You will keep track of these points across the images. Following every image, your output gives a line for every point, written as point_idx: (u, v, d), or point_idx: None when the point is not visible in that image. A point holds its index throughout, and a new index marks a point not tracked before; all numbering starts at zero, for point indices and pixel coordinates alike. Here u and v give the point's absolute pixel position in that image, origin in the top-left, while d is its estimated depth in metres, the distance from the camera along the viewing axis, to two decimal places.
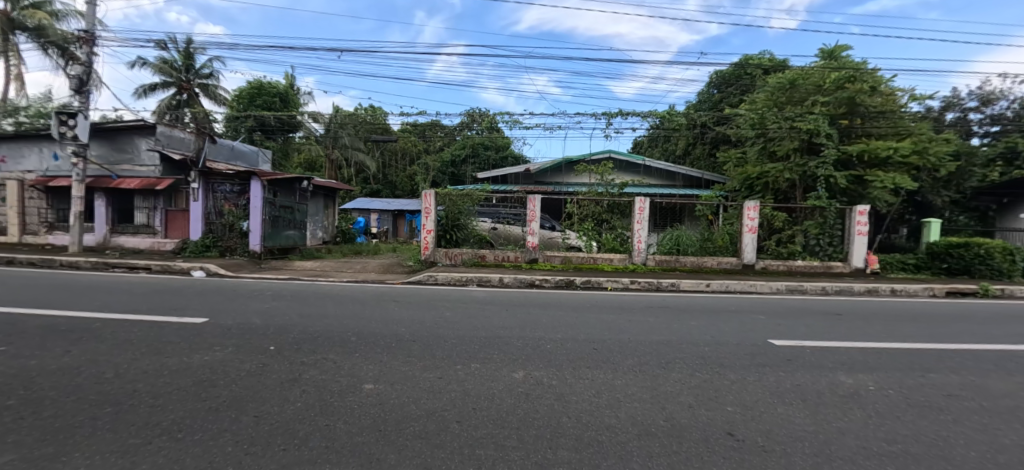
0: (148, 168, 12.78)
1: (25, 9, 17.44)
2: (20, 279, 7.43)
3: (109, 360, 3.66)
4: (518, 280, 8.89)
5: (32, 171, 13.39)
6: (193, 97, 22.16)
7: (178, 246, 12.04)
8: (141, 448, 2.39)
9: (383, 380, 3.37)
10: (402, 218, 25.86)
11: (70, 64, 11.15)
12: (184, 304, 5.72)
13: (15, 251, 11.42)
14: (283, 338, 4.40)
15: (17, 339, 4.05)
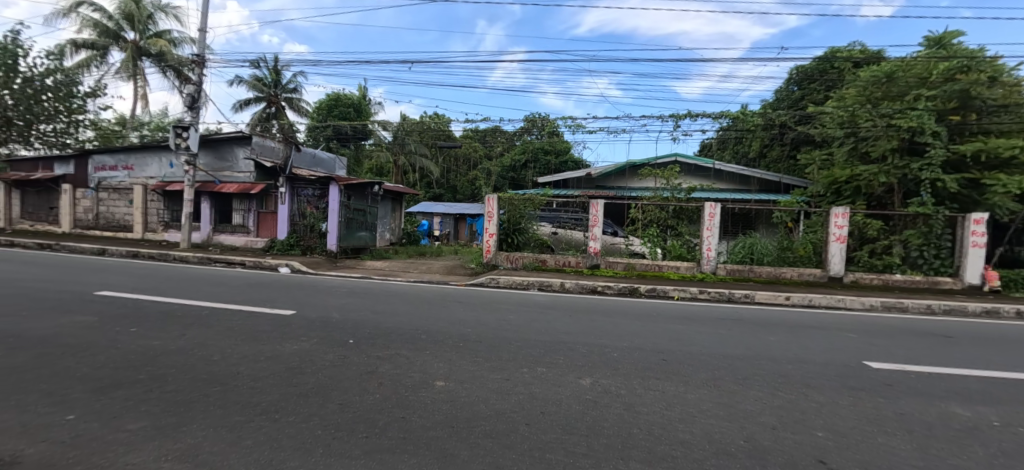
0: (245, 174, 14.31)
1: (151, 38, 20.33)
2: (145, 270, 8.66)
3: (216, 344, 4.14)
4: (579, 286, 8.79)
5: (153, 177, 15.54)
6: (280, 110, 24.50)
7: (267, 244, 13.33)
8: (246, 425, 2.68)
9: (453, 378, 3.49)
10: (463, 222, 26.62)
11: (184, 84, 12.80)
12: (274, 297, 6.31)
13: (140, 246, 13.31)
14: (359, 332, 4.71)
15: (145, 322, 4.72)
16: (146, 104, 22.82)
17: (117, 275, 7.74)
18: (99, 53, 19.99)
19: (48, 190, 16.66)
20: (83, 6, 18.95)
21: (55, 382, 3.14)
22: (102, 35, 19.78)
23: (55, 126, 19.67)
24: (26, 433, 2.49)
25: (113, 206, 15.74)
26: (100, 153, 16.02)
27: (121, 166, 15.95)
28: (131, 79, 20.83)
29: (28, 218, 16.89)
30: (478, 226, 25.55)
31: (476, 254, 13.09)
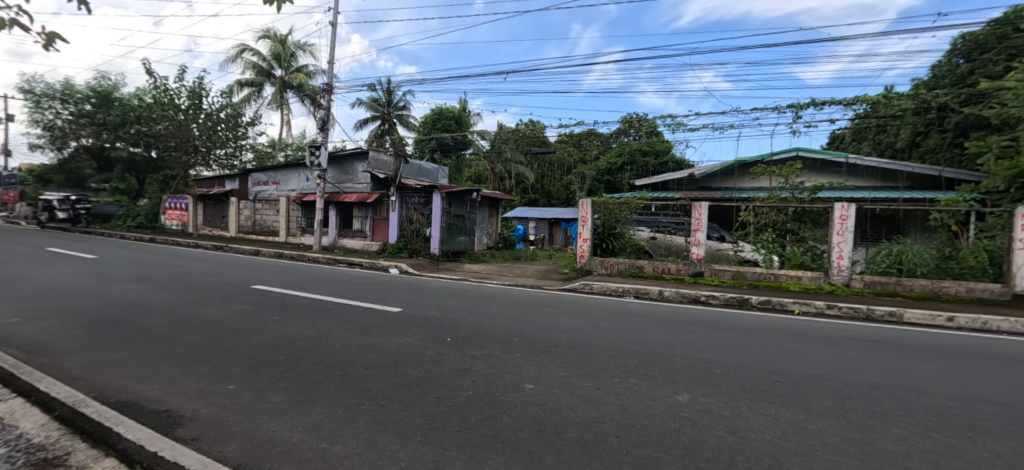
0: (363, 185, 16.22)
1: (294, 73, 24.20)
2: (287, 268, 10.31)
3: (338, 334, 4.75)
4: (680, 294, 8.18)
5: (294, 190, 18.53)
6: (393, 126, 27.31)
7: (380, 247, 14.91)
8: (358, 407, 3.02)
9: (542, 382, 3.51)
10: (558, 226, 26.75)
11: (317, 110, 15.01)
12: (384, 295, 7.04)
13: (284, 248, 15.87)
14: (456, 331, 4.99)
15: (286, 312, 5.61)
16: (289, 129, 27.21)
17: (268, 272, 9.35)
18: (257, 89, 24.38)
19: (222, 202, 20.79)
20: (247, 52, 23.33)
21: (223, 357, 3.92)
22: (259, 74, 24.11)
23: (228, 151, 24.47)
24: (203, 397, 3.14)
25: (265, 214, 19.02)
26: (257, 171, 19.58)
27: (271, 181, 19.22)
28: (279, 108, 25.03)
29: (209, 225, 21.22)
30: (572, 230, 25.37)
31: (569, 259, 13.03)
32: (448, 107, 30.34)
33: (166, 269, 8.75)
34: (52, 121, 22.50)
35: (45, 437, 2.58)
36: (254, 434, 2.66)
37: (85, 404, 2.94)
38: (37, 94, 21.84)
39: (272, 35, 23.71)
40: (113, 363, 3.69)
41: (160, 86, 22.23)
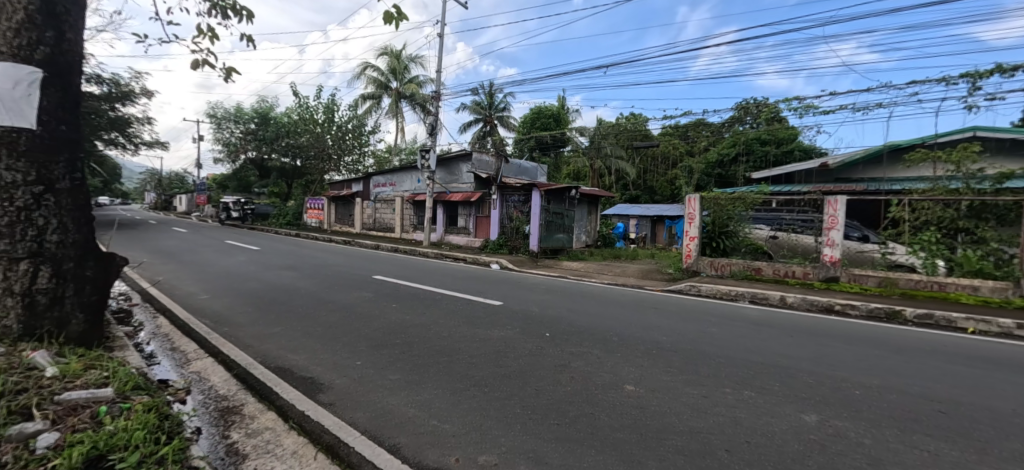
0: (467, 185, 17.26)
1: (406, 84, 26.60)
2: (401, 261, 11.42)
3: (446, 323, 5.15)
4: (808, 302, 7.16)
5: (408, 191, 20.57)
6: (494, 128, 28.46)
7: (482, 243, 15.68)
8: (464, 391, 3.25)
9: (644, 385, 3.38)
10: (661, 224, 25.40)
11: (426, 117, 16.33)
12: (486, 289, 7.40)
13: (398, 243, 17.62)
14: (554, 328, 5.06)
15: (402, 301, 6.25)
16: (403, 135, 30.02)
17: (387, 264, 10.50)
18: (376, 100, 27.37)
19: (350, 203, 23.85)
20: (369, 69, 26.30)
21: (352, 337, 4.52)
22: (379, 87, 27.03)
23: (354, 157, 27.91)
24: (336, 369, 3.67)
25: (383, 213, 21.29)
26: (377, 175, 22.00)
27: (389, 183, 21.51)
28: (395, 117, 27.79)
29: (339, 222, 24.48)
30: (677, 228, 23.74)
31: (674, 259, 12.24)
32: (547, 105, 30.58)
33: (309, 259, 10.36)
34: (230, 139, 28.05)
35: (228, 389, 3.27)
36: (376, 406, 3.03)
37: (254, 367, 3.65)
38: (219, 118, 27.37)
39: (389, 52, 26.34)
40: (274, 335, 4.51)
41: (303, 105, 26.23)
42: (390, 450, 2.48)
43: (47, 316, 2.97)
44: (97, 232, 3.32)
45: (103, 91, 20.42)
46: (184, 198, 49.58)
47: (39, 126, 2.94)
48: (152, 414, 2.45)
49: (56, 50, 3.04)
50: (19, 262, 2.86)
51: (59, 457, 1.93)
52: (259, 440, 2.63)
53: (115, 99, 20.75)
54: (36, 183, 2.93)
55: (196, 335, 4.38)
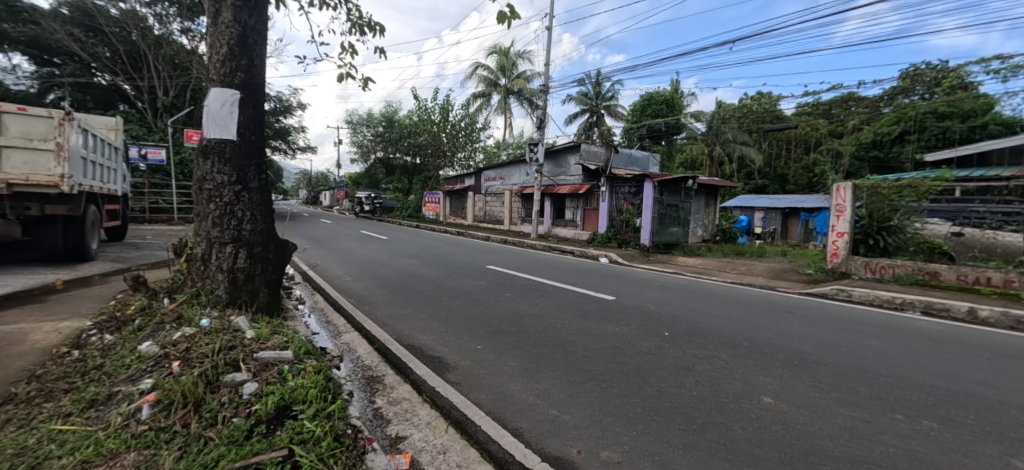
0: (575, 177, 17.22)
1: (515, 80, 27.35)
2: (510, 253, 11.88)
3: (560, 315, 5.22)
4: (1014, 319, 5.57)
5: (516, 184, 21.30)
6: (601, 118, 27.72)
7: (589, 236, 15.52)
8: (582, 384, 3.26)
9: (785, 398, 3.01)
10: (794, 218, 22.34)
11: (534, 111, 16.61)
12: (596, 283, 7.31)
13: (507, 235, 18.39)
14: (674, 327, 4.78)
15: (516, 291, 6.49)
16: (511, 130, 30.99)
17: (499, 255, 11.01)
18: (486, 98, 28.66)
19: (462, 196, 25.55)
20: (480, 69, 27.61)
21: (473, 322, 4.85)
22: (488, 85, 28.23)
23: (465, 153, 29.75)
24: (461, 351, 3.97)
25: (493, 206, 22.38)
26: (488, 169, 23.15)
27: (498, 177, 22.51)
28: (503, 113, 28.79)
29: (453, 215, 26.42)
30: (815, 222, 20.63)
31: (816, 257, 10.65)
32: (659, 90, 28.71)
33: (430, 249, 11.36)
34: (364, 142, 32.02)
35: (372, 361, 3.75)
36: (498, 390, 3.20)
37: (391, 343, 4.13)
38: (355, 123, 31.38)
39: (498, 49, 27.24)
40: (406, 315, 5.05)
41: (422, 107, 28.68)
42: (514, 433, 2.60)
43: (244, 289, 3.71)
44: (278, 222, 4.00)
45: (271, 107, 24.84)
46: (328, 194, 58.28)
47: (238, 137, 3.67)
48: (322, 374, 2.90)
49: (248, 75, 3.74)
50: (226, 246, 3.62)
51: (259, 403, 2.42)
52: (399, 408, 2.97)
53: (280, 113, 25.12)
54: (236, 183, 3.66)
55: (345, 311, 5.12)
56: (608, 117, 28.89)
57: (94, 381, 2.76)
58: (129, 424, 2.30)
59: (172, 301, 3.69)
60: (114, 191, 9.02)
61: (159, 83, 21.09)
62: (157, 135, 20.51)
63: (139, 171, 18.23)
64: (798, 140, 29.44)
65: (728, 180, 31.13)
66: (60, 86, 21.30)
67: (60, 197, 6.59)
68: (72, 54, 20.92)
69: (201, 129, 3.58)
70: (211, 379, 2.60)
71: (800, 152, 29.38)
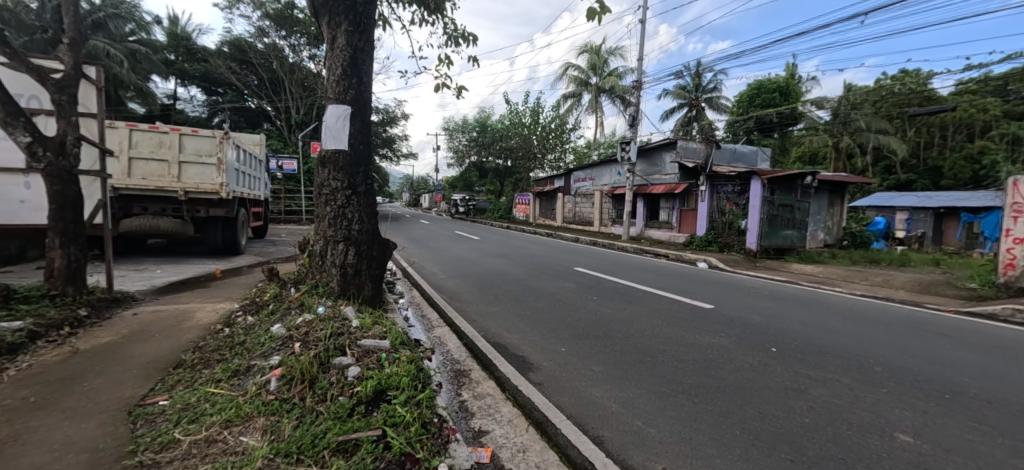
0: (671, 176, 16.29)
1: (606, 77, 26.69)
2: (599, 255, 11.59)
3: (649, 322, 4.95)
4: None
5: (607, 184, 20.78)
6: (701, 111, 25.70)
7: (687, 239, 14.50)
8: (671, 397, 3.05)
9: (931, 439, 2.47)
10: (954, 219, 18.30)
11: (627, 108, 16.04)
12: (693, 290, 6.77)
13: (596, 236, 18.03)
14: (785, 343, 4.23)
15: (603, 294, 6.32)
16: (601, 130, 30.28)
17: (587, 257, 10.83)
18: (576, 98, 28.43)
19: (552, 198, 25.70)
20: (570, 69, 27.45)
21: (558, 323, 4.84)
22: (579, 85, 27.95)
23: (556, 155, 29.89)
24: (544, 352, 3.99)
25: (582, 207, 22.11)
26: (578, 170, 22.88)
27: (588, 178, 22.19)
28: (594, 112, 28.29)
29: (543, 216, 26.74)
30: (985, 225, 16.65)
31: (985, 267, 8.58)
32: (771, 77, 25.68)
33: (519, 249, 11.60)
34: (459, 147, 33.95)
35: (460, 355, 3.95)
36: (579, 394, 3.15)
37: (478, 340, 4.31)
38: (452, 130, 33.48)
39: (590, 48, 26.84)
40: (493, 314, 5.22)
41: (514, 111, 29.48)
42: (594, 440, 2.52)
43: (352, 283, 4.17)
44: (382, 223, 4.41)
45: (380, 119, 27.71)
46: (427, 196, 63.02)
47: (349, 147, 4.12)
48: (414, 364, 3.13)
49: (358, 92, 4.18)
50: (339, 244, 4.10)
51: (360, 386, 2.70)
52: (483, 402, 3.08)
53: (386, 123, 27.88)
54: (348, 188, 4.12)
55: (438, 307, 5.46)
56: (710, 110, 26.70)
57: (239, 354, 3.33)
58: (262, 392, 2.74)
59: (297, 291, 4.30)
60: (259, 196, 10.79)
61: (293, 104, 24.79)
62: (291, 148, 24.14)
63: (279, 179, 21.62)
64: (957, 124, 23.97)
65: (860, 175, 26.55)
66: (225, 111, 26.25)
67: (219, 202, 8.06)
68: (232, 84, 25.61)
69: (321, 142, 4.10)
70: (323, 360, 2.96)
71: (960, 139, 23.88)
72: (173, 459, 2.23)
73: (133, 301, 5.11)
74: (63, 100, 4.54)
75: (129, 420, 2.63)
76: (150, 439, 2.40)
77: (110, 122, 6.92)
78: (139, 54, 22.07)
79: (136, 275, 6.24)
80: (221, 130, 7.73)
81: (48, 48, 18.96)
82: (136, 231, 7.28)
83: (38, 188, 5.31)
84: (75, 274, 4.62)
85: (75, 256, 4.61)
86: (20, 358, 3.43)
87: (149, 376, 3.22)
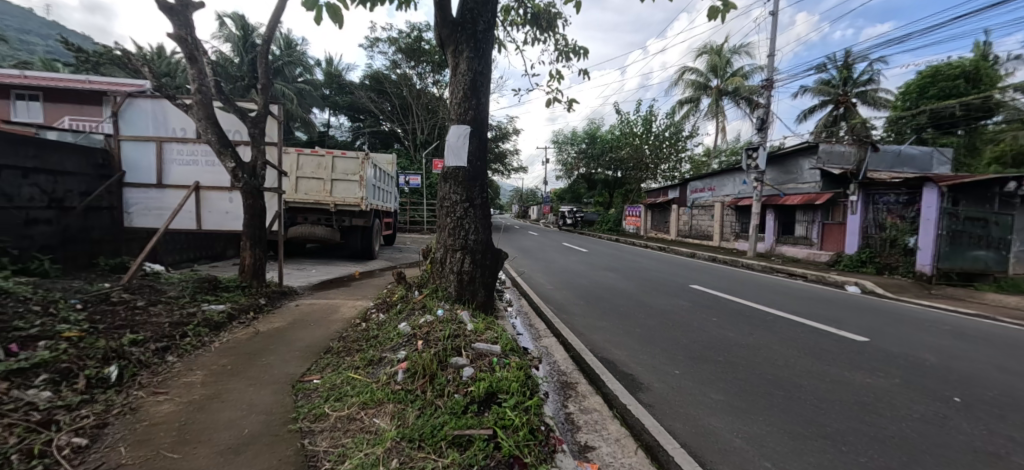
0: (810, 185, 14.14)
1: (729, 79, 24.46)
2: (719, 272, 10.52)
3: (781, 351, 4.32)
4: None
5: (729, 195, 18.89)
6: (851, 108, 21.87)
7: (831, 258, 12.36)
8: (808, 440, 2.61)
9: None
10: None
11: (755, 111, 14.42)
12: (841, 318, 5.72)
13: (716, 252, 16.43)
14: (976, 393, 3.31)
15: (723, 315, 5.71)
16: (723, 135, 27.72)
17: (705, 274, 9.91)
18: (694, 103, 26.56)
19: (665, 210, 24.26)
20: (687, 73, 25.83)
21: (672, 344, 4.51)
22: (697, 89, 26.08)
23: (670, 164, 28.20)
24: (656, 373, 3.75)
25: (700, 220, 20.40)
26: (695, 180, 21.22)
27: (707, 188, 20.43)
28: (714, 117, 26.07)
29: (655, 229, 25.37)
30: None
31: None
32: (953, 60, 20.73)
33: (629, 263, 11.13)
34: (567, 159, 34.21)
35: (566, 367, 3.93)
36: (695, 422, 2.88)
37: (586, 353, 4.24)
38: (561, 143, 33.97)
39: (710, 49, 24.94)
40: (599, 329, 5.08)
41: (624, 121, 28.73)
42: None
43: (467, 289, 4.47)
44: (495, 233, 4.64)
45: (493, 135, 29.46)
46: (536, 208, 64.63)
47: (468, 164, 4.45)
48: (522, 371, 3.20)
49: (477, 113, 4.52)
50: (456, 253, 4.44)
51: (473, 386, 2.86)
52: (590, 417, 3.01)
53: (499, 139, 29.51)
54: (465, 201, 4.45)
55: (545, 317, 5.53)
56: (864, 107, 22.63)
57: (373, 346, 3.81)
58: (391, 382, 3.09)
59: (420, 293, 4.75)
60: (390, 208, 12.25)
61: (419, 125, 27.76)
62: (416, 165, 27.02)
63: (406, 193, 24.31)
64: None
65: None
66: (365, 135, 30.59)
67: (359, 213, 9.34)
68: (371, 112, 29.76)
69: (444, 160, 4.52)
70: (442, 359, 3.21)
71: None
72: (324, 429, 2.64)
73: (295, 294, 6.20)
74: (257, 133, 5.76)
75: (292, 392, 3.19)
76: (306, 410, 2.88)
77: (284, 149, 8.59)
78: (305, 91, 27.04)
79: (298, 273, 7.58)
80: (362, 152, 9.01)
81: (247, 92, 24.30)
82: (299, 237, 8.85)
83: (237, 202, 6.66)
84: (259, 270, 5.81)
85: (259, 256, 5.79)
86: (222, 334, 4.41)
87: (306, 358, 3.86)
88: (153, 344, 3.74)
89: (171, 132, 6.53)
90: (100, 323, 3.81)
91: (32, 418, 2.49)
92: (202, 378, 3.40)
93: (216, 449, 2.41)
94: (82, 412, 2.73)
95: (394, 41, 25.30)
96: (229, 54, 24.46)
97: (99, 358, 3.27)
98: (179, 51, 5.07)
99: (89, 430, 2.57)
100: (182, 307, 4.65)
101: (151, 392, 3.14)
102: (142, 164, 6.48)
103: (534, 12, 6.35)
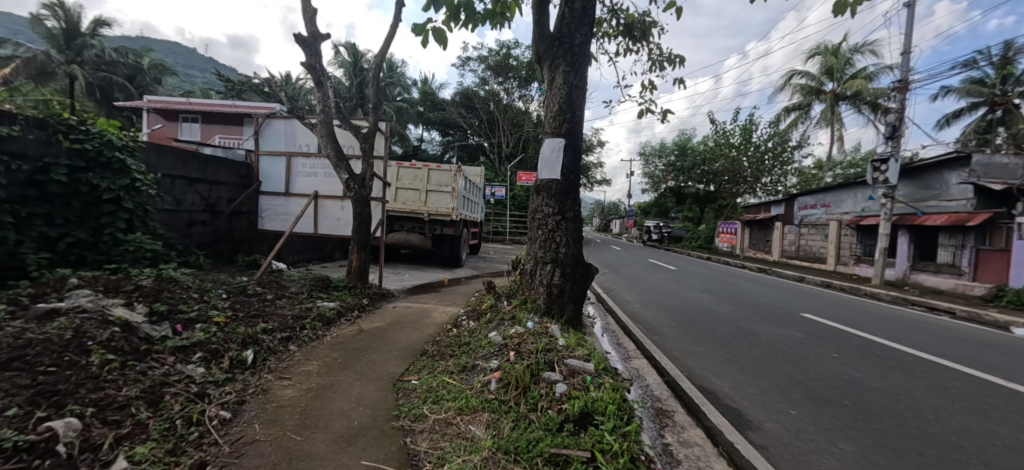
0: (959, 203, 11.89)
1: (848, 81, 21.69)
2: (836, 300, 9.22)
3: (930, 401, 3.61)
4: None
5: (848, 212, 16.59)
6: (1014, 111, 18.08)
7: (989, 292, 10.20)
8: None
9: None
10: None
11: (884, 117, 12.57)
12: (1011, 368, 4.63)
13: (831, 277, 14.45)
14: None
15: (846, 352, 4.96)
16: (839, 145, 24.57)
17: (817, 301, 8.77)
18: (803, 110, 23.98)
19: (767, 227, 22.03)
20: (795, 77, 23.47)
21: (784, 380, 4.02)
22: (808, 95, 23.53)
23: (772, 177, 25.69)
24: (767, 411, 3.35)
25: (811, 240, 18.16)
26: (805, 195, 19.04)
27: (820, 204, 18.18)
28: (828, 125, 23.25)
29: (754, 248, 23.15)
30: None
31: None
32: None
33: (725, 285, 10.22)
34: (654, 172, 32.81)
35: (661, 393, 3.69)
36: None
37: (682, 380, 3.94)
38: (648, 155, 32.78)
39: (825, 49, 22.42)
40: (696, 354, 4.72)
41: (720, 131, 26.87)
42: None
43: (556, 302, 4.43)
44: (585, 247, 4.56)
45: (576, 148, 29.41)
46: (619, 221, 62.77)
47: (562, 177, 4.46)
48: (617, 393, 3.04)
49: (571, 126, 4.52)
50: (547, 266, 4.44)
51: (567, 404, 2.79)
52: (691, 452, 2.76)
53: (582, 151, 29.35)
54: (557, 214, 4.45)
55: (634, 337, 5.28)
56: None
57: (465, 353, 3.93)
58: (484, 390, 3.14)
59: (509, 304, 4.82)
60: (477, 218, 12.71)
61: (504, 139, 28.70)
62: (501, 177, 27.90)
63: (490, 204, 25.13)
64: None
65: None
66: (453, 148, 32.27)
67: (449, 222, 9.82)
68: (460, 126, 31.44)
69: (537, 173, 4.58)
70: (534, 372, 3.19)
71: None
72: (423, 430, 2.75)
73: (392, 297, 6.68)
74: (367, 147, 6.33)
75: (394, 390, 3.40)
76: (407, 410, 3.03)
77: (389, 162, 9.39)
78: (403, 109, 29.50)
79: (394, 277, 8.15)
80: (455, 164, 9.51)
81: (354, 111, 27.20)
82: (396, 243, 9.54)
83: (348, 209, 7.40)
84: (363, 272, 6.35)
85: (364, 260, 6.34)
86: (332, 329, 4.88)
87: (404, 358, 4.11)
88: (279, 334, 4.25)
89: (299, 147, 7.44)
90: (239, 311, 4.44)
91: (191, 389, 2.95)
92: (318, 369, 3.77)
93: (332, 436, 2.63)
94: (226, 389, 3.17)
95: (485, 59, 26.94)
96: (342, 78, 27.63)
97: (239, 342, 3.80)
98: (309, 77, 5.80)
99: (231, 405, 2.96)
100: (301, 302, 5.23)
101: (278, 376, 3.56)
102: (275, 174, 7.49)
103: (627, 22, 6.23)
